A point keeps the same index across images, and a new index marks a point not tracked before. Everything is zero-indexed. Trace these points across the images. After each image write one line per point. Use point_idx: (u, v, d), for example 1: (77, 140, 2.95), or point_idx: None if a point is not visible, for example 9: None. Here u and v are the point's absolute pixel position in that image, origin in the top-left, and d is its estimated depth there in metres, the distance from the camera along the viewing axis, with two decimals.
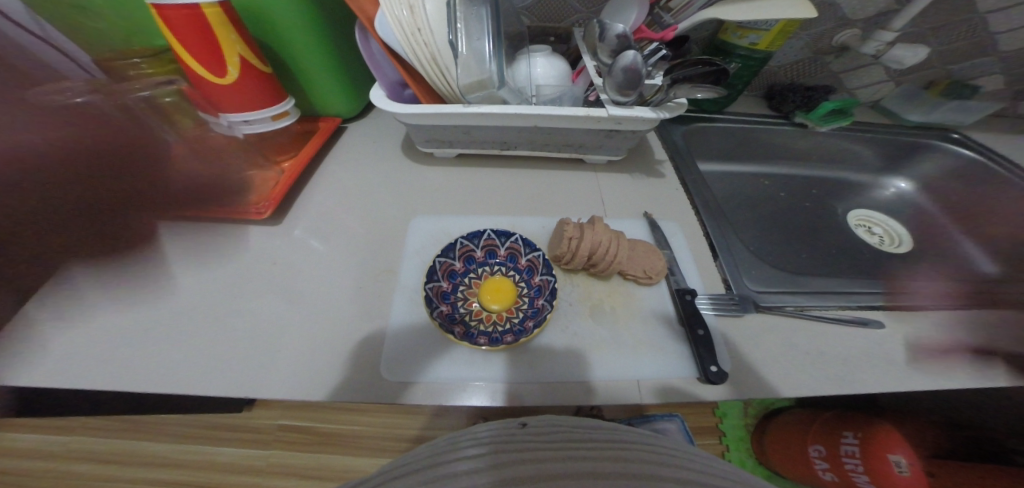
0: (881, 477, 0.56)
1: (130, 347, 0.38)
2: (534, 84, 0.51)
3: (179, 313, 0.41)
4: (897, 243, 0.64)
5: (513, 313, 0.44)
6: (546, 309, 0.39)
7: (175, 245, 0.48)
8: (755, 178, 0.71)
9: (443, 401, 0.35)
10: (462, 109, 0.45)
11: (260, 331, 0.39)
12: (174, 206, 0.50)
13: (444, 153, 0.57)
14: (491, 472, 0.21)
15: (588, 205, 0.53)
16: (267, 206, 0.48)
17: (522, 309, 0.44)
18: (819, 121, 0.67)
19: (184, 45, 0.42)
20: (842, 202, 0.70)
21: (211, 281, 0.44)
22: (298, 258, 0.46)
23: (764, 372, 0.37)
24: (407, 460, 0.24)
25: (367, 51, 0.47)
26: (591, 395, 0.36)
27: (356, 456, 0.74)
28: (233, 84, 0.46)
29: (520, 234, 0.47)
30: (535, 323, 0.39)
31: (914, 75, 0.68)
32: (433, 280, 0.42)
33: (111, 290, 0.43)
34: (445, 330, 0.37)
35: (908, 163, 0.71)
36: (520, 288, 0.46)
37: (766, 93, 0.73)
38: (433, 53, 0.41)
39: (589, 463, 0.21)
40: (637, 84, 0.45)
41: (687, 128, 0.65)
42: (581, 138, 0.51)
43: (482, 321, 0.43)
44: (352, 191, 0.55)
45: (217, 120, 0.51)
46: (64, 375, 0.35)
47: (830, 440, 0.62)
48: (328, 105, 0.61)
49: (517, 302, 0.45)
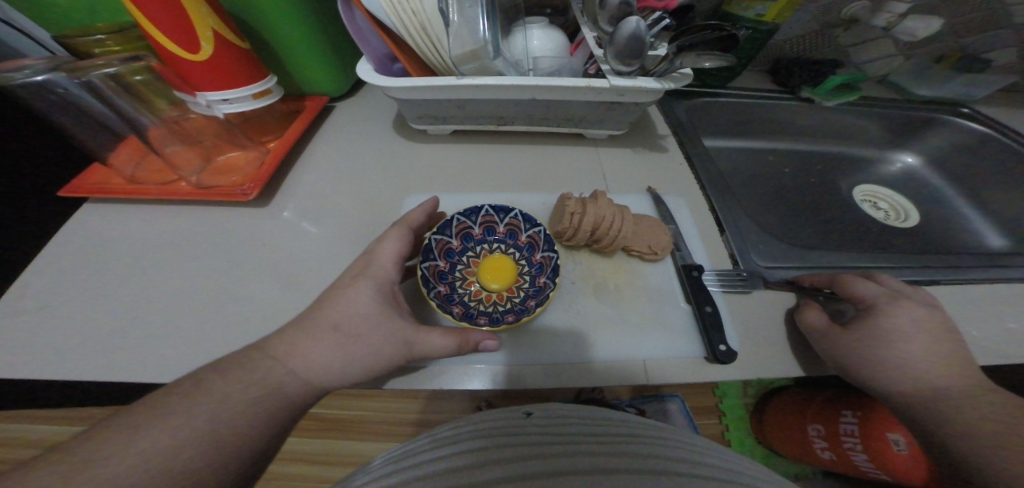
0: (880, 456, 0.53)
1: (109, 336, 0.36)
2: (530, 58, 0.49)
3: (164, 299, 0.39)
4: (902, 218, 0.63)
5: (513, 292, 0.43)
6: (549, 286, 0.38)
7: (159, 229, 0.46)
8: (758, 155, 0.69)
9: (443, 385, 0.33)
10: (455, 80, 0.42)
11: (249, 318, 0.37)
12: (155, 190, 0.48)
13: (438, 130, 0.55)
14: (494, 467, 0.18)
15: (589, 181, 0.52)
16: (252, 188, 0.46)
17: (523, 288, 0.43)
18: (826, 96, 0.65)
19: (150, 17, 0.39)
20: (846, 178, 0.69)
21: (197, 265, 0.42)
22: (288, 241, 0.44)
23: (772, 350, 0.36)
24: (404, 453, 0.23)
25: (351, 23, 0.43)
26: (593, 376, 0.35)
27: (361, 441, 0.72)
28: (208, 60, 0.43)
29: (519, 210, 0.45)
30: (538, 302, 0.38)
31: (924, 48, 0.66)
32: (429, 259, 0.40)
33: (90, 277, 0.41)
34: (444, 311, 0.36)
35: (914, 139, 0.69)
36: (521, 266, 0.45)
37: (771, 69, 0.71)
38: (422, 23, 0.38)
39: (604, 462, 0.18)
40: (640, 53, 0.43)
41: (690, 102, 0.63)
42: (582, 111, 0.49)
43: (482, 301, 0.42)
44: (345, 169, 0.53)
45: (195, 99, 0.49)
46: (41, 364, 0.33)
47: (829, 418, 0.59)
48: (314, 82, 0.58)
49: (517, 281, 0.44)
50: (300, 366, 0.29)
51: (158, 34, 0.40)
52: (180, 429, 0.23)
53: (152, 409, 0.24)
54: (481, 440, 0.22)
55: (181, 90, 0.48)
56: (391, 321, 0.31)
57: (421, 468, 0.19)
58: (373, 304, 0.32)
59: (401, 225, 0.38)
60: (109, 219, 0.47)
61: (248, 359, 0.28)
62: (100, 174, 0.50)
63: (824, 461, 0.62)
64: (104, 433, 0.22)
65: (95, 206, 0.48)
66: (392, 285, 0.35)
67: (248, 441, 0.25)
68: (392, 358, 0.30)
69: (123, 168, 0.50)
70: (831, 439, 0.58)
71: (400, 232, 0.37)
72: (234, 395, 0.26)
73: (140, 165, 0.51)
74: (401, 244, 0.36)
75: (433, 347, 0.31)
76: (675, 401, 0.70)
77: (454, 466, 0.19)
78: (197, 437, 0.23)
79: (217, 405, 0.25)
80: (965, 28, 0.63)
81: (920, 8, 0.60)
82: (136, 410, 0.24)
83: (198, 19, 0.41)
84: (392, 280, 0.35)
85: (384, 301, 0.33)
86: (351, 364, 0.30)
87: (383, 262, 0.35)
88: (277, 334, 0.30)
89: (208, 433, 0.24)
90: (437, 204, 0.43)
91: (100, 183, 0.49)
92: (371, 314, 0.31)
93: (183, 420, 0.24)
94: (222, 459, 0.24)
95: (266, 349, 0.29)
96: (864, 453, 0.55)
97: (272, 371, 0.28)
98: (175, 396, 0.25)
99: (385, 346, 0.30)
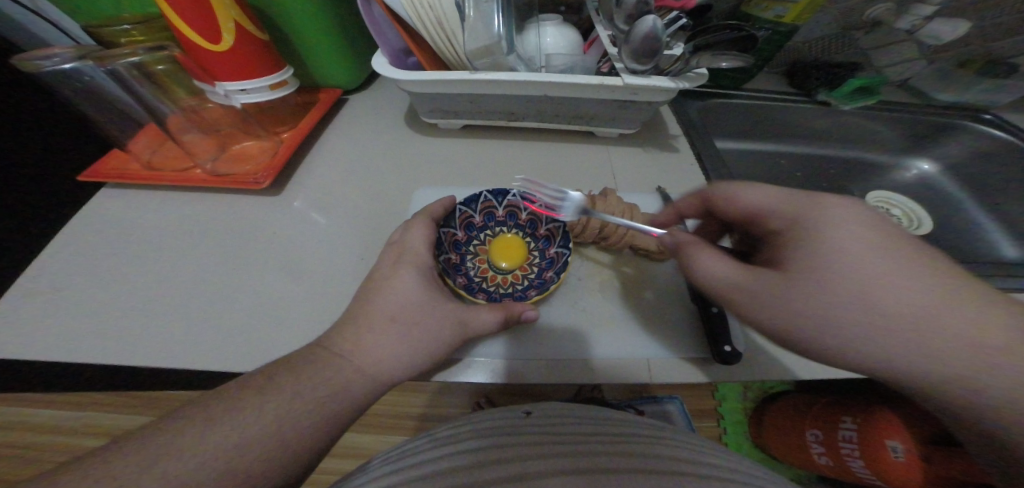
0: (876, 462, 0.53)
1: (125, 318, 0.36)
2: (543, 54, 0.49)
3: (178, 283, 0.40)
4: (915, 226, 0.62)
5: (526, 269, 0.44)
6: (565, 253, 0.40)
7: (173, 215, 0.47)
8: (771, 159, 0.68)
9: (448, 378, 0.34)
10: (469, 75, 0.42)
11: (257, 306, 0.38)
12: (172, 177, 0.49)
13: (449, 124, 0.55)
14: (497, 466, 0.18)
15: (599, 177, 0.52)
16: (266, 176, 0.47)
17: (535, 263, 0.45)
18: (844, 99, 0.64)
19: (174, 7, 0.40)
20: (859, 185, 0.68)
21: (212, 251, 0.43)
22: (298, 231, 0.45)
23: (778, 354, 0.36)
24: (406, 450, 0.23)
25: (369, 16, 0.43)
26: (598, 374, 0.35)
27: (363, 433, 0.73)
28: (228, 52, 0.44)
29: (515, 190, 0.46)
30: (558, 269, 0.40)
31: (948, 53, 0.64)
32: (442, 252, 0.41)
33: (107, 260, 0.42)
34: (470, 296, 0.37)
35: (933, 145, 0.68)
36: (526, 243, 0.46)
37: (788, 71, 0.70)
38: (439, 17, 0.39)
39: (616, 463, 0.19)
40: (656, 53, 0.42)
41: (703, 103, 0.63)
42: (594, 109, 0.49)
43: (499, 284, 0.42)
44: (356, 161, 0.53)
45: (213, 89, 0.49)
46: (58, 343, 0.34)
47: (827, 424, 0.60)
48: (328, 75, 0.59)
49: (527, 258, 0.45)
50: (361, 359, 0.28)
51: (182, 24, 0.41)
52: (251, 427, 0.22)
53: (211, 409, 0.22)
54: (484, 439, 0.22)
55: (200, 79, 0.49)
56: (440, 307, 0.32)
57: (421, 467, 0.19)
58: (420, 295, 0.32)
59: (423, 215, 0.39)
60: (126, 205, 0.48)
61: (304, 354, 0.27)
62: (118, 159, 0.51)
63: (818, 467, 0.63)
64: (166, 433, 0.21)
65: (114, 191, 0.49)
66: (431, 271, 0.35)
67: (316, 439, 0.24)
68: (448, 341, 0.31)
69: (142, 154, 0.51)
70: (829, 444, 0.59)
71: (425, 223, 0.38)
72: (308, 391, 0.25)
73: (157, 152, 0.52)
74: (427, 231, 0.37)
75: (483, 325, 0.33)
76: (674, 403, 0.68)
77: (454, 465, 0.19)
78: (268, 434, 0.22)
79: (288, 405, 0.24)
80: (993, 32, 0.61)
81: (948, 11, 0.59)
82: (195, 408, 0.22)
83: (220, 10, 0.41)
84: (431, 267, 0.35)
85: (431, 289, 0.33)
86: (408, 355, 0.29)
87: (416, 250, 0.35)
88: (336, 329, 0.30)
89: (280, 429, 0.23)
90: (453, 203, 0.43)
91: (118, 169, 0.50)
92: (423, 303, 0.32)
93: (252, 417, 0.22)
94: (294, 454, 0.23)
95: (324, 345, 0.28)
96: (860, 459, 0.55)
97: (342, 368, 0.27)
98: (238, 395, 0.23)
99: (437, 331, 0.31)
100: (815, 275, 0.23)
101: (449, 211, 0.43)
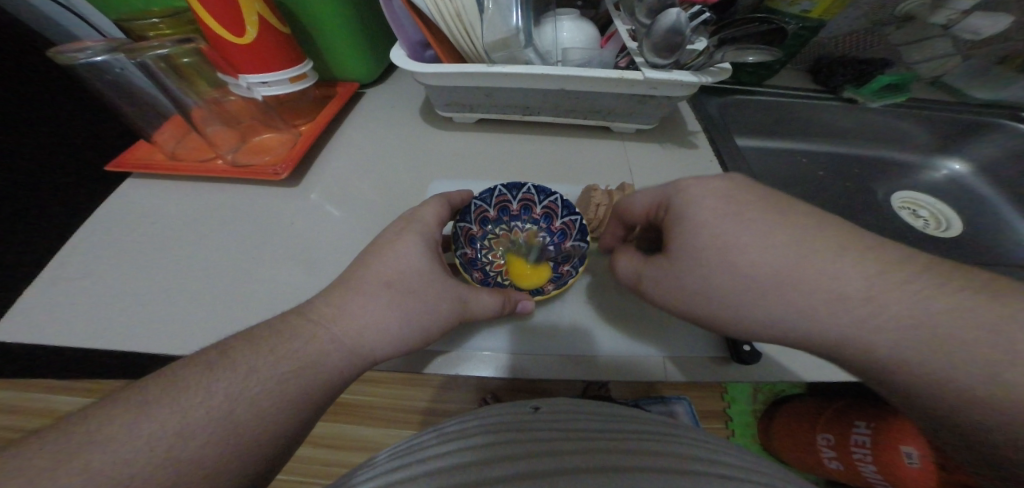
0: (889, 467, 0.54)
1: (147, 303, 0.37)
2: (560, 49, 0.48)
3: (198, 271, 0.40)
4: (943, 228, 0.60)
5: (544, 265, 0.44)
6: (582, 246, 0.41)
7: (195, 204, 0.48)
8: (791, 158, 0.67)
9: (459, 371, 0.33)
10: (486, 68, 0.42)
11: (275, 293, 0.38)
12: (194, 167, 0.50)
13: (463, 118, 0.55)
14: (507, 463, 0.18)
15: (614, 174, 0.51)
16: (284, 167, 0.48)
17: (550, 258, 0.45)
18: (871, 97, 0.63)
19: (203, 3, 0.41)
20: (884, 185, 0.66)
21: (231, 239, 0.44)
22: (314, 221, 0.46)
23: (798, 355, 0.35)
24: (415, 443, 0.23)
25: (389, 10, 0.44)
26: (612, 371, 0.34)
27: (368, 427, 0.73)
28: (250, 45, 0.45)
29: (531, 184, 0.46)
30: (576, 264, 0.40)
31: (985, 48, 0.62)
32: (459, 247, 0.41)
33: (131, 248, 0.43)
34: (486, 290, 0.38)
35: (965, 144, 0.65)
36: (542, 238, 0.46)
37: (812, 68, 0.68)
38: (457, 9, 0.38)
39: (633, 462, 0.18)
40: (677, 47, 0.42)
41: (723, 99, 0.62)
42: (612, 104, 0.48)
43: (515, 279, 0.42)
44: (371, 154, 0.54)
45: (237, 82, 0.52)
46: (85, 326, 0.35)
47: (837, 426, 0.61)
48: (347, 70, 0.59)
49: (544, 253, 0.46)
50: (346, 333, 0.27)
51: (209, 18, 0.43)
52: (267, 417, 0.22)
53: None
54: (487, 436, 0.22)
55: (226, 73, 0.52)
56: (439, 282, 0.31)
57: (426, 464, 0.19)
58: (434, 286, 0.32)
59: (441, 197, 0.39)
60: (148, 195, 0.49)
61: None
62: (144, 150, 0.53)
63: (830, 471, 0.63)
64: (136, 400, 0.20)
65: (139, 181, 0.51)
66: (436, 244, 0.35)
67: None
68: (449, 319, 0.31)
69: (166, 144, 0.53)
70: (841, 448, 0.59)
71: (440, 205, 0.38)
72: (327, 382, 0.25)
73: (181, 143, 0.54)
74: (440, 215, 0.37)
75: (485, 309, 0.33)
76: (682, 403, 0.64)
77: (461, 462, 0.18)
78: (237, 416, 0.21)
79: (305, 398, 0.23)
80: None
81: (985, 5, 0.56)
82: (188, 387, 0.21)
83: (245, 4, 0.42)
84: (436, 240, 0.35)
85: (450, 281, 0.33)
86: (403, 342, 0.29)
87: (424, 224, 0.35)
88: (328, 298, 0.28)
89: (248, 414, 0.21)
90: (470, 197, 0.43)
91: (144, 159, 0.52)
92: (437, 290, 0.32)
93: (222, 393, 0.21)
94: (256, 448, 0.21)
95: (305, 317, 0.27)
96: (873, 464, 0.56)
97: (359, 360, 0.27)
98: None
99: (437, 317, 0.30)
100: (689, 258, 0.27)
101: (465, 204, 0.43)
